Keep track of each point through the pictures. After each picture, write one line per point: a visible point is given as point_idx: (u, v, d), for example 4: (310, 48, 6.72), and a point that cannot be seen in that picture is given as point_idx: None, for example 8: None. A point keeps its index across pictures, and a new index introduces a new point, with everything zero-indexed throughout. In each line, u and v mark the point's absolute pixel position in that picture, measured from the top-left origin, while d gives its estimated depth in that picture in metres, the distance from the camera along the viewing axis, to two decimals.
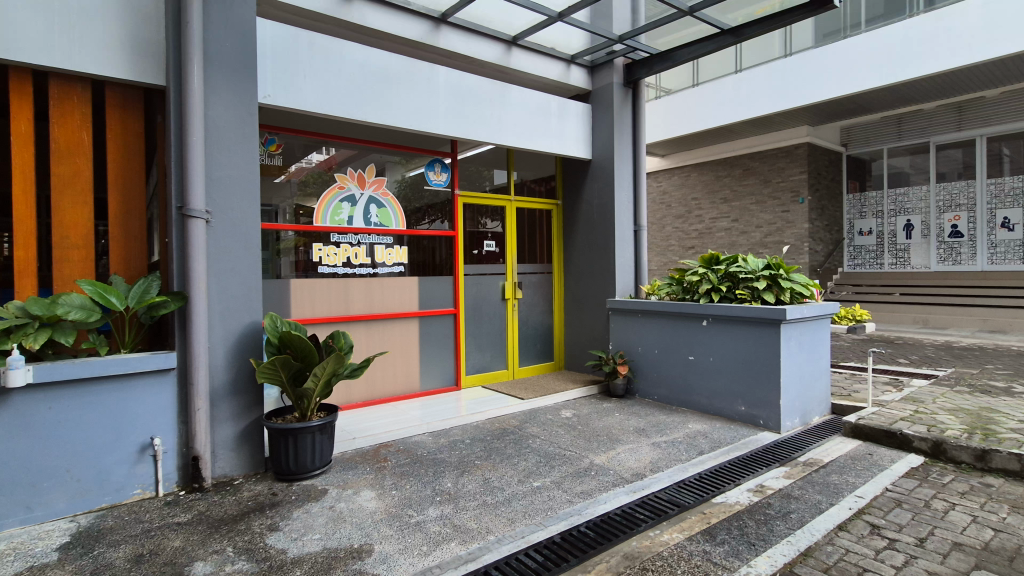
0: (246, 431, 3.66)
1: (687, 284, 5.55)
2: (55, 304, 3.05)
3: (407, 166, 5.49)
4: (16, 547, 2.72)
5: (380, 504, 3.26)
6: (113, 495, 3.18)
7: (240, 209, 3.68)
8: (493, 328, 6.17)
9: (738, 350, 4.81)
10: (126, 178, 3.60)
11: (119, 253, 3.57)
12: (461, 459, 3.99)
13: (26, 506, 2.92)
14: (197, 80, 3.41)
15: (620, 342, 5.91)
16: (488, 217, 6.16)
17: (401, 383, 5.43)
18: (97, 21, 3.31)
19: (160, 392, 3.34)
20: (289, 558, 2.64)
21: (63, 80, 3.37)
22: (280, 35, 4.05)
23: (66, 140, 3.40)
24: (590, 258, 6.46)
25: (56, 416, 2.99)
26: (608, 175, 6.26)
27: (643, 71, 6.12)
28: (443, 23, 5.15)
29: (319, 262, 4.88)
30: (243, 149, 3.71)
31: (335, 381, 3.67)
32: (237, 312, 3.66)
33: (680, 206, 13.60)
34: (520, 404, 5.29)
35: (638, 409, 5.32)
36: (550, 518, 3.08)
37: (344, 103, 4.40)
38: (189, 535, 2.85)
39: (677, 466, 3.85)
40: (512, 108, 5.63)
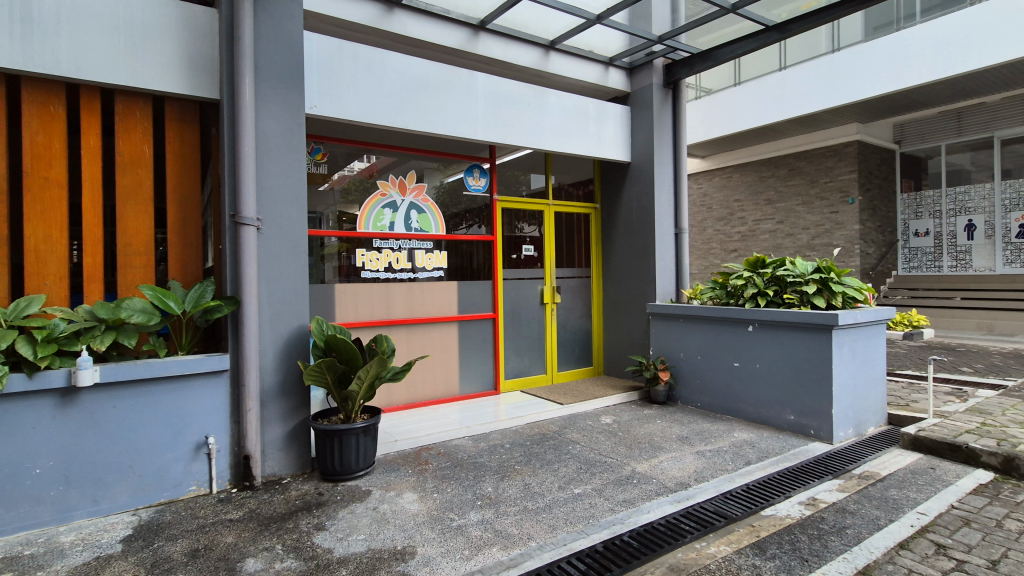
0: (294, 432, 3.77)
1: (732, 289, 5.39)
2: (119, 308, 3.23)
3: (446, 172, 5.55)
4: (84, 538, 2.88)
5: (421, 506, 3.29)
6: (171, 491, 3.33)
7: (288, 216, 3.81)
8: (532, 333, 6.16)
9: (787, 357, 4.63)
10: (183, 189, 3.77)
11: (177, 260, 3.74)
12: (501, 463, 3.99)
13: (93, 499, 3.08)
14: (248, 93, 3.55)
15: (661, 348, 5.79)
16: (526, 221, 6.17)
17: (441, 387, 5.48)
18: (158, 40, 3.50)
19: (213, 393, 3.47)
20: (334, 557, 2.69)
21: (127, 97, 3.58)
22: (326, 47, 4.16)
23: (129, 153, 3.59)
24: (629, 262, 6.37)
25: (120, 414, 3.16)
26: (647, 177, 6.16)
27: (684, 71, 5.99)
28: (482, 30, 5.20)
29: (362, 267, 4.99)
30: (291, 158, 3.83)
31: (379, 383, 3.74)
32: (285, 316, 3.78)
33: (721, 209, 13.26)
34: (559, 410, 5.24)
35: (681, 416, 5.19)
36: (592, 526, 3.04)
37: (386, 111, 4.49)
38: (241, 532, 2.95)
39: (723, 476, 3.73)
40: (550, 113, 5.62)
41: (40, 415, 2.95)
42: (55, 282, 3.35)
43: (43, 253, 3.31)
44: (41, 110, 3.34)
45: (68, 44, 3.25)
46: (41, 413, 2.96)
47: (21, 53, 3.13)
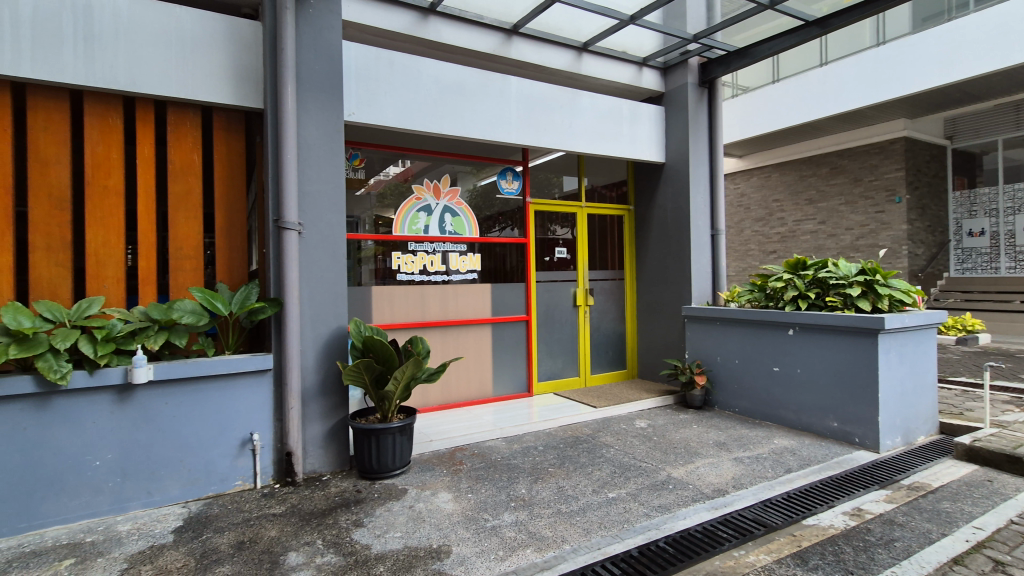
0: (333, 430, 3.87)
1: (771, 291, 5.25)
2: (170, 309, 3.39)
3: (479, 175, 5.61)
4: (140, 527, 3.03)
5: (456, 506, 3.33)
6: (218, 485, 3.47)
7: (328, 220, 3.92)
8: (565, 335, 6.15)
9: (830, 362, 4.47)
10: (229, 195, 3.93)
11: (224, 263, 3.90)
12: (535, 465, 4.00)
13: (147, 491, 3.24)
14: (290, 101, 3.67)
15: (697, 351, 5.70)
16: (558, 224, 6.17)
17: (475, 389, 5.53)
18: (206, 53, 3.67)
19: (257, 391, 3.60)
20: (372, 554, 2.76)
21: (178, 108, 3.76)
22: (363, 56, 4.27)
23: (180, 161, 3.77)
24: (664, 264, 6.29)
25: (172, 410, 3.31)
26: (682, 178, 6.06)
27: (720, 69, 5.88)
28: (515, 34, 5.23)
29: (397, 269, 5.09)
30: (331, 164, 3.95)
31: (414, 384, 3.81)
32: (325, 317, 3.89)
33: (760, 209, 12.91)
34: (593, 413, 5.21)
35: (718, 421, 5.09)
36: (627, 530, 3.01)
37: (421, 117, 4.58)
38: (284, 526, 3.05)
39: (762, 484, 3.64)
40: (584, 114, 5.61)
41: (99, 410, 3.13)
42: (113, 284, 3.54)
43: (102, 257, 3.51)
44: (101, 123, 3.55)
45: (126, 59, 3.44)
46: (100, 408, 3.13)
47: (84, 70, 3.33)
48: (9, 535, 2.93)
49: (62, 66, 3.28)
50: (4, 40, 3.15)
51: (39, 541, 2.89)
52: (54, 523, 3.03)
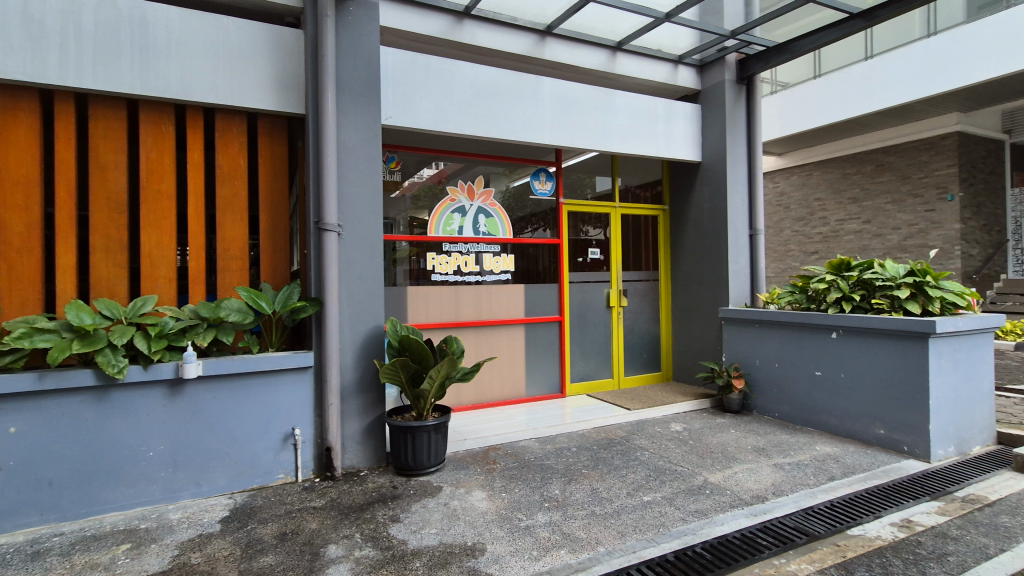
0: (370, 427, 3.95)
1: (812, 293, 5.09)
2: (218, 308, 3.54)
3: (512, 177, 5.63)
4: (190, 516, 3.17)
5: (490, 504, 3.35)
6: (262, 477, 3.59)
7: (366, 221, 4.01)
8: (598, 336, 6.11)
9: (876, 367, 4.30)
10: (273, 197, 4.07)
11: (268, 263, 4.04)
12: (568, 467, 3.98)
13: (196, 482, 3.39)
14: (331, 106, 3.78)
15: (734, 354, 5.57)
16: (592, 224, 6.14)
17: (509, 389, 5.55)
18: (252, 61, 3.82)
19: (299, 388, 3.71)
20: (408, 549, 2.80)
21: (226, 115, 3.92)
22: (400, 60, 4.36)
23: (228, 166, 3.92)
24: (700, 265, 6.17)
25: (219, 404, 3.45)
26: (719, 176, 5.93)
27: (759, 65, 5.73)
28: (548, 35, 5.23)
29: (432, 270, 5.16)
30: (369, 167, 4.04)
31: (449, 383, 3.85)
32: (363, 316, 3.98)
33: (800, 208, 12.52)
34: (626, 415, 5.16)
35: (757, 426, 4.96)
36: (662, 535, 2.97)
37: (456, 119, 4.63)
38: (324, 519, 3.14)
39: (803, 491, 3.52)
40: (618, 114, 5.56)
41: (153, 403, 3.29)
42: (165, 284, 3.72)
43: (155, 258, 3.69)
44: (155, 129, 3.73)
45: (178, 69, 3.61)
46: (154, 402, 3.29)
47: (140, 79, 3.51)
48: (71, 519, 3.11)
49: (120, 76, 3.47)
50: (69, 54, 3.34)
51: (99, 526, 3.06)
52: (111, 510, 3.20)
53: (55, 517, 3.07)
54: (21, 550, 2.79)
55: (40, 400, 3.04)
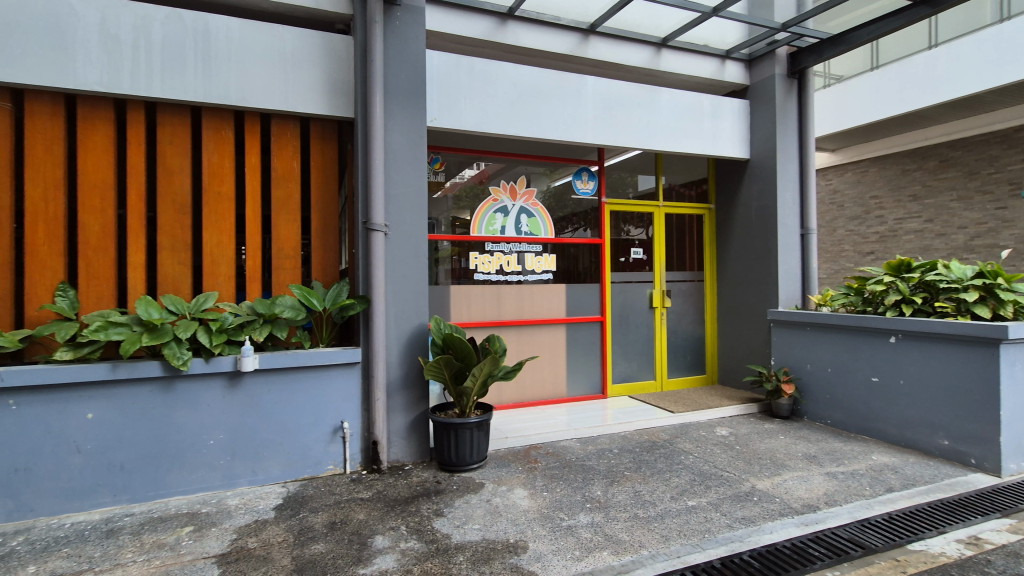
0: (415, 423, 4.04)
1: (869, 295, 4.86)
2: (273, 304, 3.69)
3: (552, 176, 5.62)
4: (246, 502, 3.33)
5: (532, 503, 3.37)
6: (313, 468, 3.73)
7: (411, 221, 4.10)
8: (640, 337, 6.03)
9: (940, 374, 4.07)
10: (324, 198, 4.22)
11: (318, 261, 4.19)
12: (610, 468, 3.95)
13: (252, 470, 3.56)
14: (379, 110, 3.89)
15: (784, 357, 5.38)
16: (634, 224, 6.06)
17: (550, 388, 5.55)
18: (305, 69, 3.97)
19: (347, 383, 3.84)
20: (452, 543, 2.86)
21: (281, 120, 4.09)
22: (444, 63, 4.44)
23: (282, 169, 4.10)
24: (747, 265, 5.99)
25: (274, 396, 3.61)
26: (769, 174, 5.74)
27: (811, 58, 5.49)
28: (592, 33, 5.20)
29: (475, 269, 5.22)
30: (415, 168, 4.13)
31: (491, 381, 3.89)
32: (408, 314, 4.07)
33: (855, 206, 11.88)
34: (670, 418, 5.07)
35: (808, 433, 4.78)
36: (708, 541, 2.91)
37: (499, 120, 4.67)
38: (371, 510, 3.23)
39: (859, 502, 3.37)
40: (662, 111, 5.46)
41: (214, 394, 3.48)
42: (225, 281, 3.91)
43: (216, 257, 3.89)
44: (216, 135, 3.93)
45: (237, 77, 3.79)
46: (214, 393, 3.47)
47: (203, 87, 3.71)
48: (141, 501, 3.32)
49: (185, 85, 3.67)
50: (140, 65, 3.57)
51: (165, 508, 3.26)
52: (176, 493, 3.39)
53: (126, 498, 3.29)
54: (97, 528, 3.00)
55: (113, 389, 3.25)
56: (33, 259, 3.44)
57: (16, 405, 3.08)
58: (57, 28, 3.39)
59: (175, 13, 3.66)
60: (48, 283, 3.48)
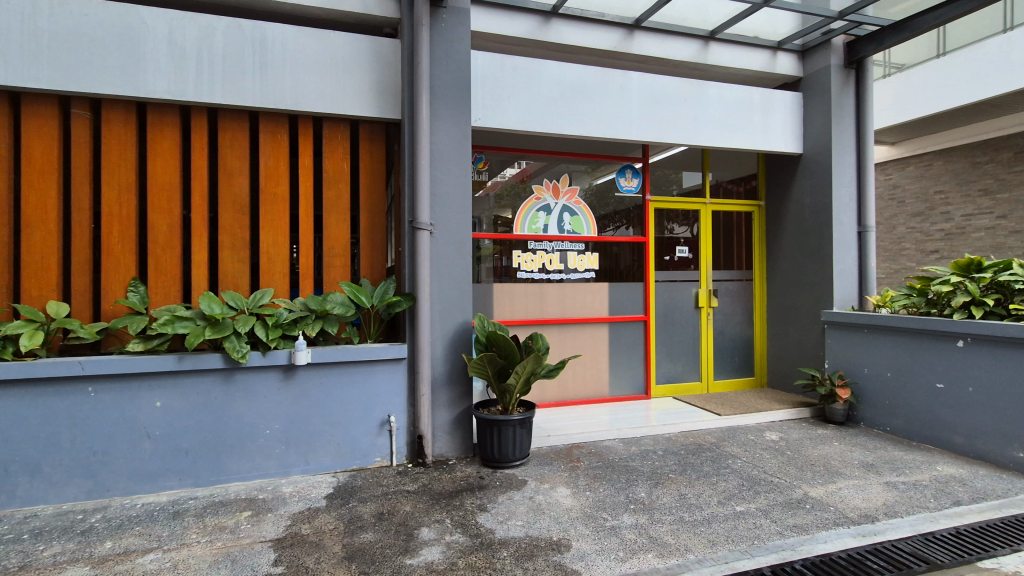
0: (459, 418, 4.10)
1: (934, 296, 4.59)
2: (324, 301, 3.83)
3: (594, 174, 5.57)
4: (300, 490, 3.47)
5: (575, 502, 3.36)
6: (361, 459, 3.85)
7: (456, 220, 4.16)
8: (685, 338, 5.90)
9: (1013, 381, 3.81)
10: (372, 198, 4.34)
11: (367, 260, 4.31)
12: (655, 470, 3.89)
13: (305, 460, 3.71)
14: (425, 111, 3.96)
15: (839, 361, 5.16)
16: (679, 222, 5.93)
17: (592, 388, 5.52)
18: (355, 72, 4.09)
19: (394, 378, 3.93)
20: (496, 538, 2.89)
21: (332, 123, 4.24)
22: (489, 63, 4.48)
23: (333, 170, 4.24)
24: (800, 264, 5.76)
25: (325, 389, 3.75)
26: (824, 169, 5.51)
27: (870, 47, 5.24)
28: (637, 28, 5.13)
29: (518, 267, 5.25)
30: (459, 168, 4.19)
31: (534, 379, 3.91)
32: (452, 312, 4.13)
33: (917, 202, 11.04)
34: (716, 420, 4.94)
35: (865, 441, 4.56)
36: (758, 548, 2.82)
37: (543, 119, 4.67)
38: (417, 502, 3.31)
39: (922, 514, 3.20)
40: (710, 106, 5.32)
41: (270, 386, 3.64)
42: (280, 278, 4.08)
43: (272, 255, 4.06)
44: (273, 138, 4.10)
45: (292, 82, 3.95)
46: (271, 385, 3.64)
47: (260, 93, 3.88)
48: (204, 485, 3.52)
49: (244, 91, 3.85)
50: (204, 74, 3.77)
51: (225, 493, 3.44)
52: (235, 479, 3.57)
53: (191, 482, 3.49)
54: (165, 509, 3.20)
55: (179, 379, 3.46)
56: (109, 257, 3.70)
57: (94, 392, 3.31)
58: (131, 41, 3.63)
59: (236, 23, 3.84)
60: (122, 280, 3.73)
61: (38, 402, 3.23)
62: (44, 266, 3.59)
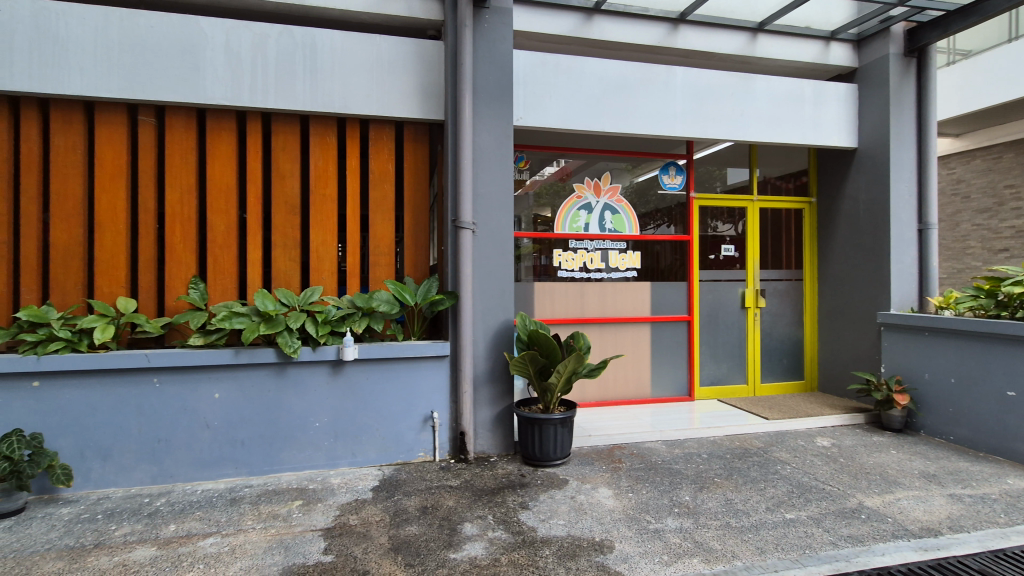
0: (500, 416, 4.13)
1: (1004, 298, 4.30)
2: (370, 299, 3.92)
3: (635, 172, 5.49)
4: (347, 482, 3.58)
5: (618, 503, 3.33)
6: (405, 453, 3.93)
7: (498, 219, 4.19)
8: (731, 338, 5.74)
9: None
10: (416, 198, 4.41)
11: (411, 259, 4.39)
12: (699, 474, 3.81)
13: (352, 452, 3.82)
14: (468, 111, 4.00)
15: (896, 365, 4.91)
16: (723, 220, 5.78)
17: (634, 388, 5.45)
18: (400, 75, 4.17)
19: (436, 375, 4.00)
20: (538, 536, 2.90)
21: (378, 125, 4.33)
22: (531, 62, 4.48)
23: (379, 171, 4.34)
24: (854, 264, 5.51)
25: (371, 384, 3.85)
26: (881, 163, 5.25)
27: (934, 34, 4.94)
28: (681, 22, 5.02)
29: (558, 266, 5.24)
30: (501, 167, 4.21)
31: (575, 379, 3.90)
32: (494, 310, 4.16)
33: (983, 197, 10.29)
34: (763, 424, 4.79)
35: (925, 449, 4.33)
36: (810, 557, 2.72)
37: (585, 116, 4.64)
38: (460, 498, 3.36)
39: (990, 530, 3.01)
40: (759, 99, 5.16)
41: (319, 380, 3.77)
42: (329, 276, 4.21)
43: (321, 254, 4.19)
44: (322, 141, 4.23)
45: (340, 86, 4.06)
46: (320, 379, 3.76)
47: (311, 97, 4.01)
48: (258, 474, 3.67)
49: (295, 95, 3.99)
50: (257, 80, 3.93)
51: (278, 482, 3.58)
52: (287, 469, 3.72)
53: (246, 471, 3.65)
54: (223, 496, 3.36)
55: (235, 372, 3.62)
56: (172, 255, 3.91)
57: (159, 383, 3.51)
58: (192, 50, 3.82)
59: (288, 31, 3.98)
60: (183, 277, 3.93)
61: (109, 392, 3.45)
62: (114, 264, 3.83)
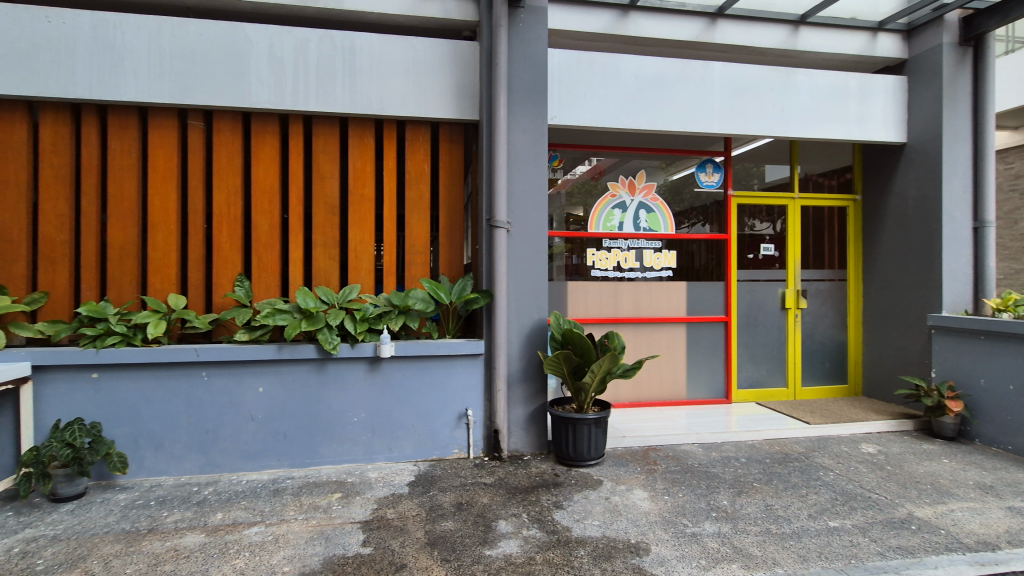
0: (534, 415, 4.13)
1: None
2: (407, 297, 3.98)
3: (670, 170, 5.40)
4: (384, 477, 3.65)
5: (653, 506, 3.29)
6: (440, 450, 3.98)
7: (533, 218, 4.19)
8: (770, 340, 5.59)
9: None
10: (451, 198, 4.46)
11: (446, 258, 4.43)
12: (737, 478, 3.73)
13: (388, 448, 3.89)
14: (503, 111, 4.02)
15: (949, 369, 4.70)
16: (762, 218, 5.63)
17: (669, 390, 5.37)
18: (436, 76, 4.22)
19: (471, 373, 4.03)
20: (573, 536, 2.89)
21: (414, 126, 4.40)
22: (566, 60, 4.46)
23: (415, 171, 4.40)
24: (903, 263, 5.28)
25: (408, 381, 3.92)
26: (933, 158, 5.01)
27: (993, 20, 4.68)
28: (720, 17, 4.92)
29: (592, 266, 5.21)
30: (536, 166, 4.21)
31: (610, 379, 3.86)
32: (528, 309, 4.16)
33: None
34: (805, 429, 4.64)
35: (980, 459, 4.12)
36: (855, 567, 2.63)
37: (621, 114, 4.59)
38: (494, 495, 3.38)
39: None
40: (801, 94, 5.00)
41: (357, 377, 3.85)
42: (366, 275, 4.29)
43: (359, 253, 4.28)
44: (360, 142, 4.32)
45: (378, 88, 4.14)
46: (358, 375, 3.85)
47: (350, 99, 4.10)
48: (299, 466, 3.78)
49: (335, 98, 4.09)
50: (299, 83, 4.04)
51: (318, 475, 3.68)
52: (326, 463, 3.82)
53: (288, 463, 3.76)
54: (266, 486, 3.48)
55: (278, 367, 3.74)
56: (218, 254, 4.06)
57: (207, 376, 3.65)
58: (238, 56, 3.96)
59: (328, 35, 4.07)
60: (229, 275, 4.08)
61: (161, 385, 3.61)
62: (166, 262, 4.00)
